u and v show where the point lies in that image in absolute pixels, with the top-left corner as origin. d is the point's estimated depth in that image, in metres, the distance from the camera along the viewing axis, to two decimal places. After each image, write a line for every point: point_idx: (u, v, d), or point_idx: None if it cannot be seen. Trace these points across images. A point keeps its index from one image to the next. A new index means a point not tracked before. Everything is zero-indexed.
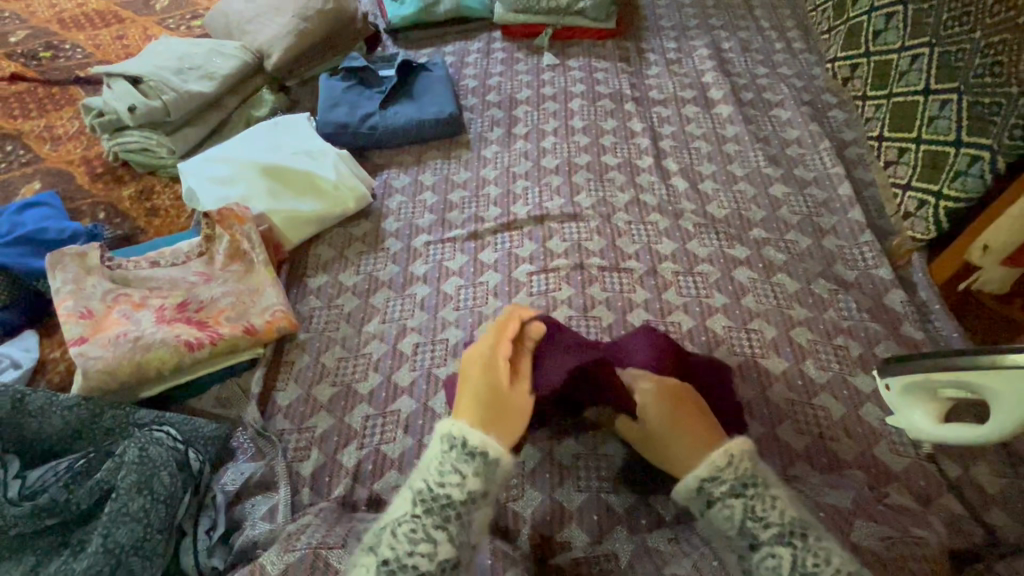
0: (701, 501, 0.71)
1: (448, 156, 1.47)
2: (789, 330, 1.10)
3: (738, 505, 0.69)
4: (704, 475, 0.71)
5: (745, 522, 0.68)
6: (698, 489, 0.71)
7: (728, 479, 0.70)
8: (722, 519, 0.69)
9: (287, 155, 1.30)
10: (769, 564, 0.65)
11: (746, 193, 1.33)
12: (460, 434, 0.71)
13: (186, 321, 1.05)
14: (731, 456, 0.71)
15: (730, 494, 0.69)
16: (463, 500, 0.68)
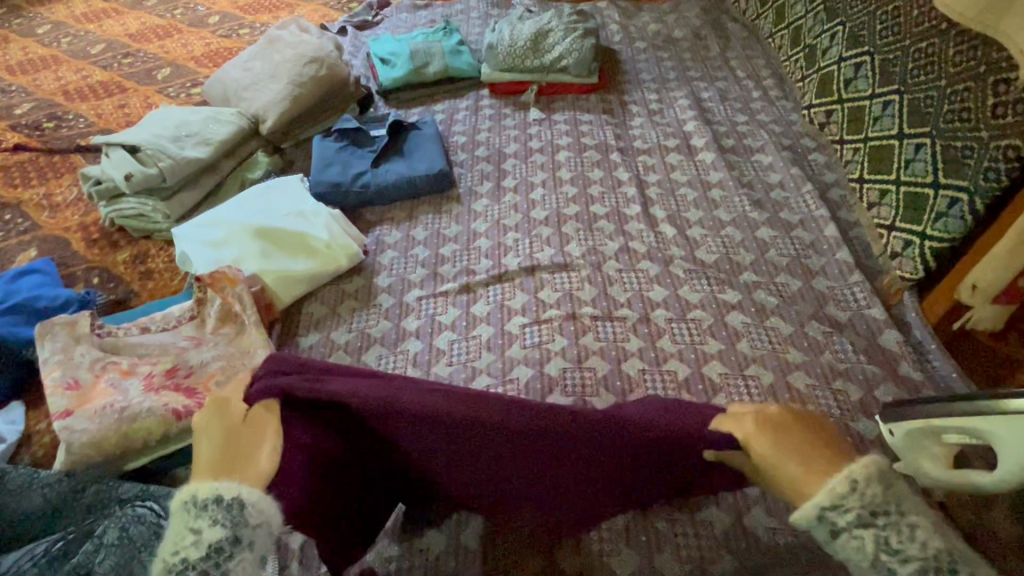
0: (822, 531, 0.56)
1: (439, 211, 1.50)
2: (786, 374, 1.09)
3: (869, 537, 0.54)
4: (826, 503, 0.55)
5: (880, 559, 0.53)
6: (819, 519, 0.55)
7: (855, 508, 0.54)
8: (850, 553, 0.54)
9: (279, 217, 1.32)
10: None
11: (733, 238, 1.35)
12: (193, 492, 0.58)
13: (175, 389, 1.04)
14: (858, 479, 0.55)
15: (857, 524, 0.54)
16: (207, 555, 0.55)
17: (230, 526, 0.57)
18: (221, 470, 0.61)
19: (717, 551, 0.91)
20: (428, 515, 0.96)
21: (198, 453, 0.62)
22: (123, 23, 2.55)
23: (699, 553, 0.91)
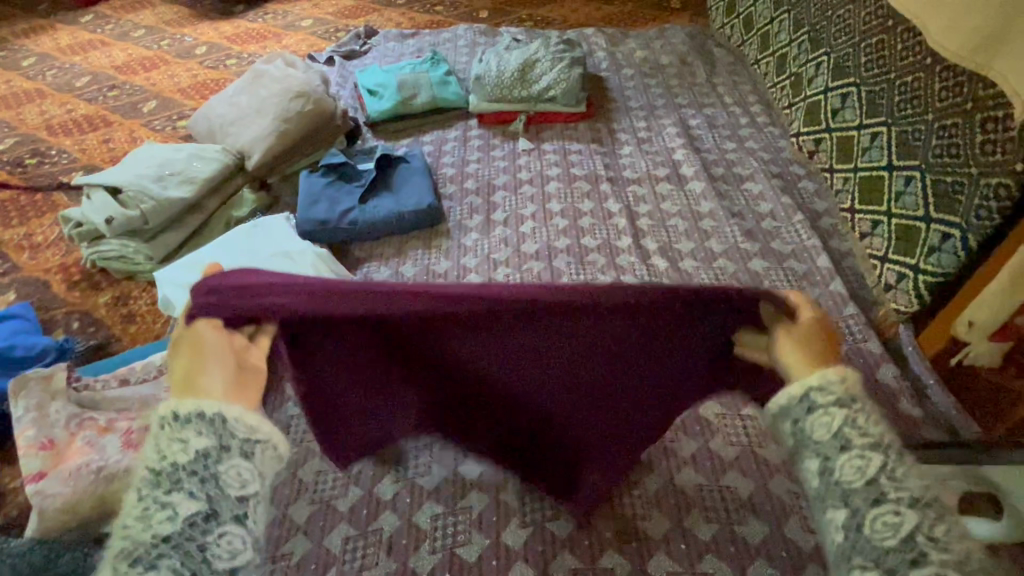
0: (799, 409, 0.62)
1: (428, 246, 1.48)
2: None
3: (840, 415, 0.60)
4: (813, 385, 0.62)
5: (847, 433, 0.59)
6: (802, 398, 0.62)
7: (837, 393, 0.61)
8: (820, 428, 0.60)
9: (265, 258, 1.30)
10: (887, 523, 0.56)
11: (726, 269, 1.33)
12: (167, 412, 0.56)
13: None
14: (846, 376, 0.62)
15: (833, 404, 0.61)
16: (196, 461, 0.54)
17: (216, 436, 0.55)
18: (187, 389, 0.57)
19: None
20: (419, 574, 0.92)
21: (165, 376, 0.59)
22: (109, 55, 2.54)
23: None
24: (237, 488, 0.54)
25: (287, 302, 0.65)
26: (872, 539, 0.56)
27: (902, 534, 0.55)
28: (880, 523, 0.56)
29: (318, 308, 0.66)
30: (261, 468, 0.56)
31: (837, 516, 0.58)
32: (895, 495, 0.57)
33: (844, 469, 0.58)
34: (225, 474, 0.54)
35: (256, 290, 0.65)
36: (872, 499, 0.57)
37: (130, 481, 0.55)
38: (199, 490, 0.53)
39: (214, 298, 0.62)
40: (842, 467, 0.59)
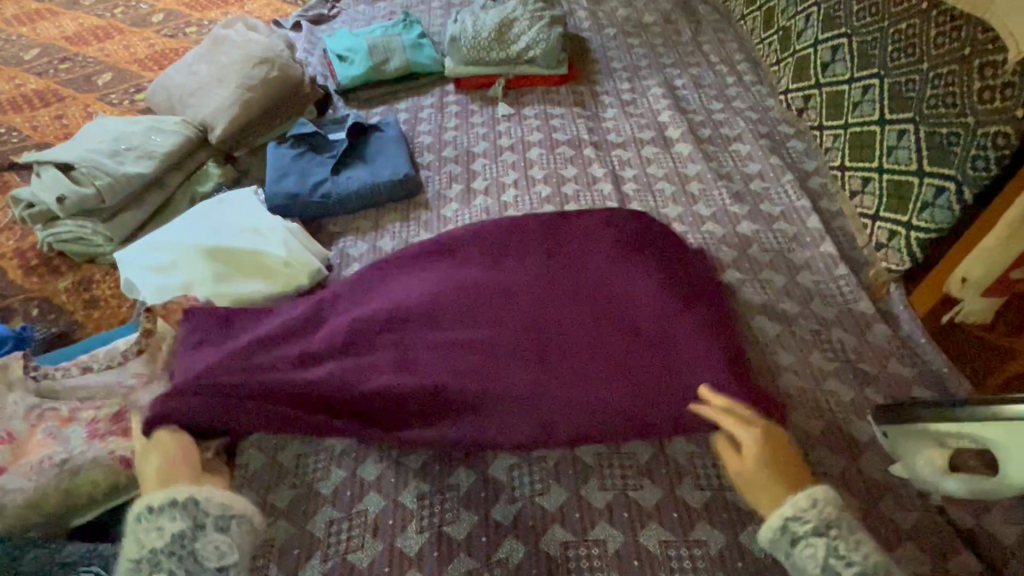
0: (785, 541, 0.71)
1: (406, 218, 1.41)
2: (776, 378, 1.05)
3: (821, 545, 0.69)
4: (789, 515, 0.71)
5: (829, 562, 0.68)
6: (782, 529, 0.71)
7: (812, 520, 0.70)
8: (806, 559, 0.69)
9: (233, 235, 1.22)
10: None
11: (714, 233, 1.29)
12: (149, 503, 0.75)
13: (123, 434, 0.95)
14: (816, 500, 0.71)
15: (812, 533, 0.70)
16: (173, 542, 0.73)
17: (188, 518, 0.74)
18: (160, 481, 0.79)
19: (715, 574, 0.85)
20: (407, 554, 0.89)
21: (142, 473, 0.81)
22: (59, 25, 2.38)
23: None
24: (214, 561, 0.73)
25: (206, 396, 0.91)
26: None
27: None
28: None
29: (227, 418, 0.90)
30: (236, 540, 0.76)
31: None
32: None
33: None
34: (201, 549, 0.73)
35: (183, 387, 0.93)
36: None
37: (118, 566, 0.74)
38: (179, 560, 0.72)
39: (167, 396, 0.90)
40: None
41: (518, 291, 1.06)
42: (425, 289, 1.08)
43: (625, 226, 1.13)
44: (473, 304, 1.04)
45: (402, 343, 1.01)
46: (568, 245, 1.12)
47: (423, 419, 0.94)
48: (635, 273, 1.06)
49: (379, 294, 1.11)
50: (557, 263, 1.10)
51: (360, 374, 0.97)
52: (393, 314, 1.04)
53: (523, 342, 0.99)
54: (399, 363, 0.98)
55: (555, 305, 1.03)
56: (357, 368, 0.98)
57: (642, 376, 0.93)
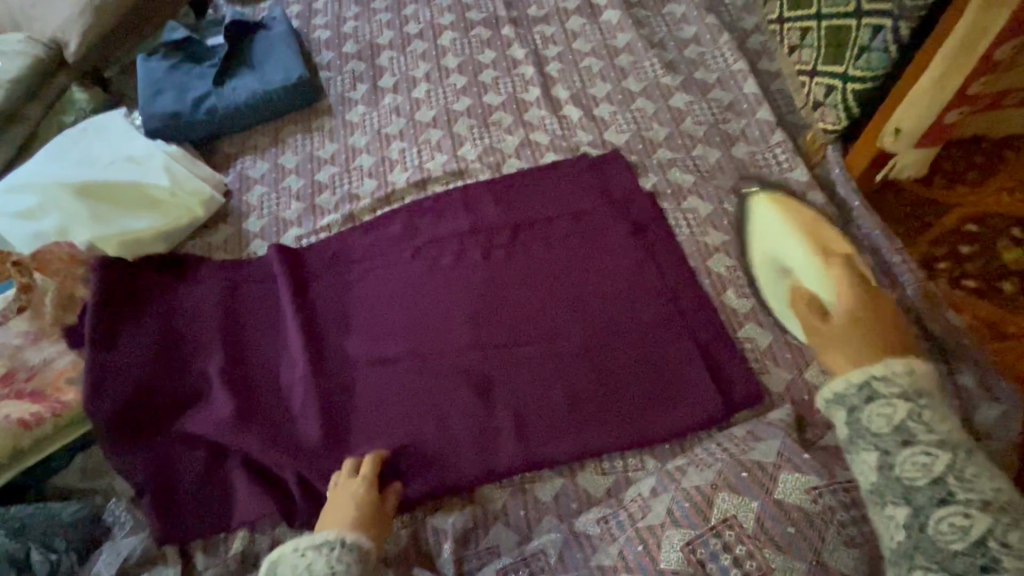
0: (857, 398, 0.62)
1: (309, 128, 1.26)
2: (707, 259, 1.01)
3: (904, 408, 0.59)
4: (875, 374, 0.61)
5: (908, 425, 0.59)
6: (861, 387, 0.62)
7: (900, 385, 0.60)
8: (878, 422, 0.60)
9: (105, 168, 1.08)
10: (954, 524, 0.53)
11: (645, 111, 1.18)
12: (342, 536, 0.71)
13: (16, 395, 0.88)
14: (913, 368, 0.61)
15: (898, 398, 0.60)
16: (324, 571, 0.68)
17: None
18: (357, 514, 0.76)
19: (640, 457, 0.86)
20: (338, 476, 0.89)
21: (351, 500, 0.78)
22: None
23: (624, 463, 0.86)
24: None
25: (166, 391, 0.94)
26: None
27: (971, 536, 0.52)
28: (942, 524, 0.54)
29: (156, 409, 0.93)
30: None
31: (899, 512, 0.57)
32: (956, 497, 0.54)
33: (905, 466, 0.57)
34: None
35: (124, 373, 0.94)
36: (938, 497, 0.55)
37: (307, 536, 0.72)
38: None
39: (95, 381, 0.92)
40: (902, 464, 0.58)
41: (469, 273, 1.02)
42: (388, 312, 1.00)
43: (582, 167, 1.11)
44: (443, 327, 0.97)
45: (378, 384, 0.94)
46: (528, 222, 1.06)
47: (396, 432, 0.90)
48: (608, 259, 1.00)
49: (341, 321, 1.01)
50: (521, 263, 1.02)
51: (302, 382, 0.94)
52: (356, 342, 0.98)
53: (501, 358, 0.94)
54: (365, 387, 0.94)
55: (532, 317, 0.97)
56: (335, 421, 0.92)
57: (634, 384, 0.90)
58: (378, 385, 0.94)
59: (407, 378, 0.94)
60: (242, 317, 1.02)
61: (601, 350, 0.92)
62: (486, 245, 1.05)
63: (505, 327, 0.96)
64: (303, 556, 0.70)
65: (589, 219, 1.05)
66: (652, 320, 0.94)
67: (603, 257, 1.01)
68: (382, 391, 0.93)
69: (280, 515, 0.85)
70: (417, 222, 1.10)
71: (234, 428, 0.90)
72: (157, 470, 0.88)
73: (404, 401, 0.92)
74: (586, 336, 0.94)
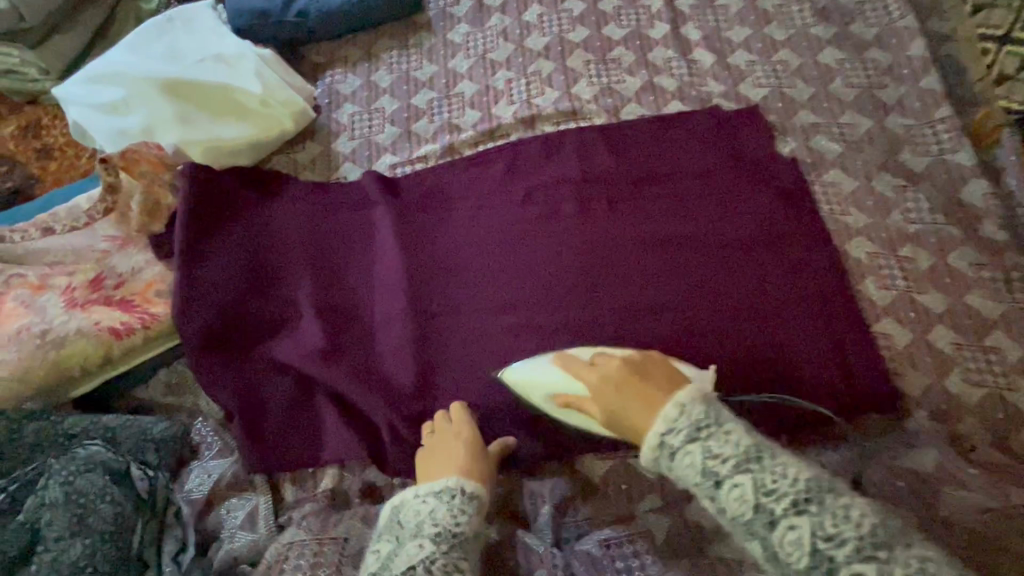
0: (665, 457, 0.64)
1: (404, 44, 1.15)
2: (845, 242, 0.91)
3: (697, 452, 0.62)
4: (662, 431, 0.64)
5: (706, 465, 0.61)
6: (660, 445, 0.65)
7: (684, 428, 0.64)
8: (685, 467, 0.62)
9: (193, 66, 0.99)
10: (792, 541, 0.56)
11: (788, 64, 1.04)
12: (458, 484, 0.68)
13: (106, 302, 0.85)
14: (683, 407, 0.65)
15: (686, 442, 0.63)
16: (442, 523, 0.64)
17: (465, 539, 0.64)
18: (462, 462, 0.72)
19: None
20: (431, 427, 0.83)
21: (452, 452, 0.74)
22: None
23: None
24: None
25: (254, 313, 0.89)
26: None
27: (808, 548, 0.56)
28: (788, 543, 0.56)
29: (243, 331, 0.88)
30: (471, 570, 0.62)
31: (790, 535, 0.57)
32: (788, 511, 0.57)
33: (730, 505, 0.60)
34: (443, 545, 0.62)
35: (211, 289, 0.89)
36: (766, 519, 0.58)
37: (417, 491, 0.69)
38: (437, 537, 0.63)
39: (185, 294, 0.87)
40: (728, 503, 0.60)
41: (581, 226, 0.93)
42: (488, 258, 0.93)
43: (711, 122, 1.00)
44: (548, 280, 0.90)
45: (476, 333, 0.88)
46: (649, 177, 0.97)
47: (496, 387, 0.84)
48: (737, 228, 0.91)
49: (435, 262, 0.94)
50: (638, 221, 0.93)
51: (397, 322, 0.89)
52: (453, 287, 0.92)
53: (614, 320, 0.86)
54: (463, 335, 0.89)
55: (647, 280, 0.88)
56: (430, 366, 0.87)
57: (756, 367, 0.82)
58: (477, 334, 0.88)
59: (509, 330, 0.88)
60: (332, 244, 0.95)
61: (726, 324, 0.84)
62: (600, 196, 0.96)
63: (618, 288, 0.89)
64: (421, 504, 0.67)
65: (714, 181, 0.95)
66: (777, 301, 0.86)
67: (728, 225, 0.91)
68: (482, 340, 0.88)
69: (372, 459, 0.82)
70: (521, 162, 1.00)
71: (326, 361, 0.86)
72: (243, 397, 0.85)
73: (505, 355, 0.86)
74: (709, 307, 0.86)
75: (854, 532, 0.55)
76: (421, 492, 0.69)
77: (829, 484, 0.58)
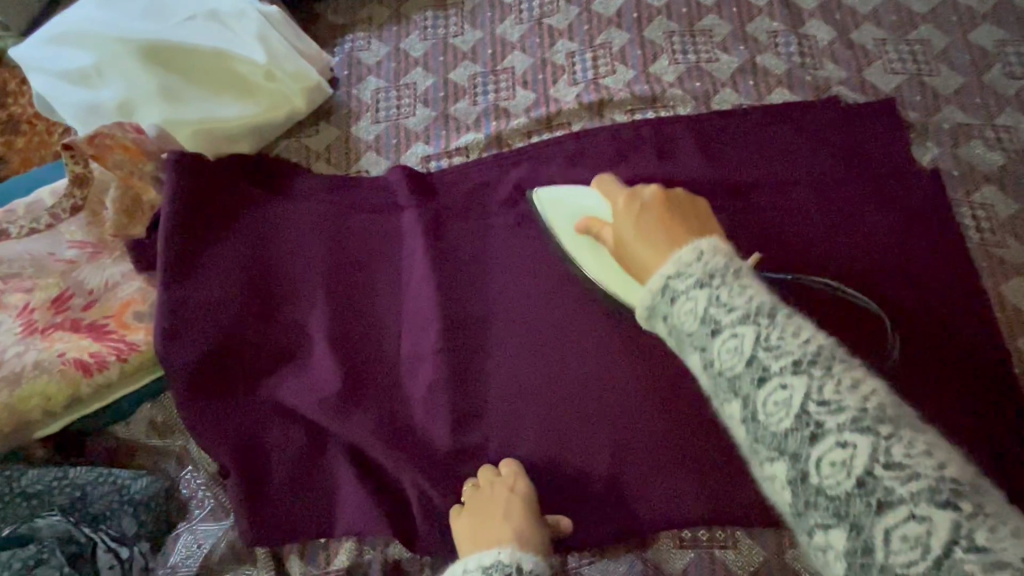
0: (662, 302, 0.42)
1: (443, 4, 0.93)
2: (1001, 283, 0.71)
3: (702, 298, 0.39)
4: (667, 271, 0.42)
5: (707, 317, 0.38)
6: (661, 290, 0.42)
7: (698, 273, 0.41)
8: (684, 318, 0.40)
9: (180, 25, 0.79)
10: (834, 463, 0.33)
11: (931, 45, 0.82)
12: (514, 559, 0.52)
13: (73, 327, 0.70)
14: (703, 248, 0.42)
15: (694, 285, 0.40)
16: None
17: None
18: (518, 534, 0.57)
19: None
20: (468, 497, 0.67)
21: (505, 516, 0.59)
22: None
23: None
24: None
25: (255, 342, 0.73)
26: (826, 517, 0.33)
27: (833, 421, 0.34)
28: (770, 402, 0.35)
29: (243, 364, 0.72)
30: None
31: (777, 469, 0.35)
32: (784, 370, 0.35)
33: (720, 357, 0.37)
34: None
35: (203, 312, 0.72)
36: (805, 433, 0.34)
37: (463, 563, 0.54)
38: None
39: (171, 318, 0.71)
40: (718, 355, 0.38)
41: None
42: (542, 281, 0.74)
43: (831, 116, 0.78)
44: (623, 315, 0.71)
45: (530, 379, 0.70)
46: (755, 181, 0.75)
47: (554, 452, 0.67)
48: (871, 256, 0.70)
49: (477, 285, 0.75)
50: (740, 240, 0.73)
51: (431, 360, 0.72)
52: (501, 318, 0.74)
53: None
54: (513, 380, 0.71)
55: None
56: (472, 420, 0.70)
57: None
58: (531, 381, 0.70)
59: (573, 377, 0.69)
60: (351, 257, 0.77)
61: None
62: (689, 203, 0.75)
63: None
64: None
65: (834, 190, 0.73)
66: (925, 355, 0.65)
67: (855, 248, 0.70)
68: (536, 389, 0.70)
69: (396, 536, 0.67)
70: (585, 157, 0.80)
71: (344, 410, 0.69)
72: (242, 450, 0.69)
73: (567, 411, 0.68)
74: None
75: (858, 402, 0.34)
76: (467, 566, 0.53)
77: (859, 370, 0.35)
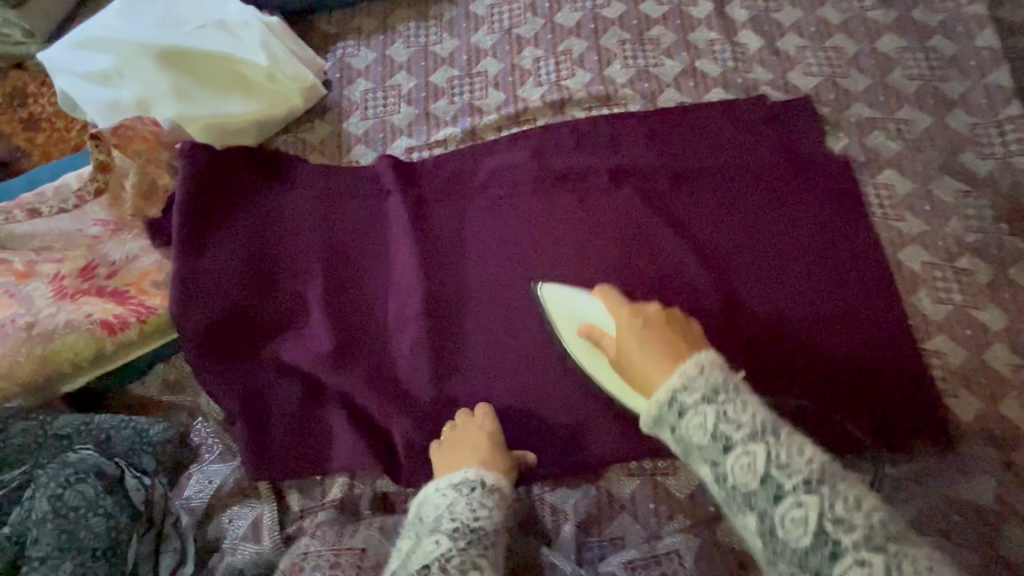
0: (669, 415, 0.49)
1: (424, 15, 1.05)
2: (898, 250, 0.84)
3: (710, 414, 0.47)
4: (677, 385, 0.49)
5: (712, 430, 0.46)
6: (670, 403, 0.49)
7: (703, 389, 0.48)
8: (692, 432, 0.47)
9: (192, 33, 0.90)
10: (795, 520, 0.43)
11: (843, 51, 0.96)
12: (479, 476, 0.64)
13: (97, 293, 0.79)
14: (706, 365, 0.49)
15: (703, 404, 0.47)
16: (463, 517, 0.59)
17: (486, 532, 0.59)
18: (484, 459, 0.68)
19: None
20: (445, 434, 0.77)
21: (473, 447, 0.70)
22: None
23: None
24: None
25: (259, 308, 0.83)
26: (781, 538, 0.43)
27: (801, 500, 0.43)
28: (739, 469, 0.45)
29: (247, 326, 0.82)
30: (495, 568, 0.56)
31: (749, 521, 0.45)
32: (746, 442, 0.45)
33: (725, 464, 0.46)
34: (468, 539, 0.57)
35: (213, 281, 0.82)
36: (770, 494, 0.44)
37: (436, 485, 0.64)
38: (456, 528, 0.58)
39: (185, 286, 0.81)
40: (730, 470, 0.46)
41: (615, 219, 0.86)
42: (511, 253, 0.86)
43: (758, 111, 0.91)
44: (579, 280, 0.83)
45: (499, 335, 0.82)
46: (692, 168, 0.88)
47: (519, 395, 0.79)
48: (787, 229, 0.83)
49: (455, 257, 0.87)
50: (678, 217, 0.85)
51: (414, 321, 0.82)
52: (475, 285, 0.85)
53: None
54: (485, 337, 0.82)
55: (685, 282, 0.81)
56: (449, 371, 0.80)
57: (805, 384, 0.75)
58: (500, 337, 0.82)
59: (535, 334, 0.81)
60: (344, 234, 0.88)
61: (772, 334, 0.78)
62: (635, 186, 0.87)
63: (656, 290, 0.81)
64: (442, 495, 0.62)
65: (759, 174, 0.86)
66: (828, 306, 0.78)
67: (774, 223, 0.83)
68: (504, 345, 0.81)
69: (383, 470, 0.77)
70: (549, 146, 0.92)
71: (337, 363, 0.79)
72: (248, 399, 0.79)
73: (530, 361, 0.80)
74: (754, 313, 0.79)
75: (805, 464, 0.44)
76: (441, 486, 0.64)
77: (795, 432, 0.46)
